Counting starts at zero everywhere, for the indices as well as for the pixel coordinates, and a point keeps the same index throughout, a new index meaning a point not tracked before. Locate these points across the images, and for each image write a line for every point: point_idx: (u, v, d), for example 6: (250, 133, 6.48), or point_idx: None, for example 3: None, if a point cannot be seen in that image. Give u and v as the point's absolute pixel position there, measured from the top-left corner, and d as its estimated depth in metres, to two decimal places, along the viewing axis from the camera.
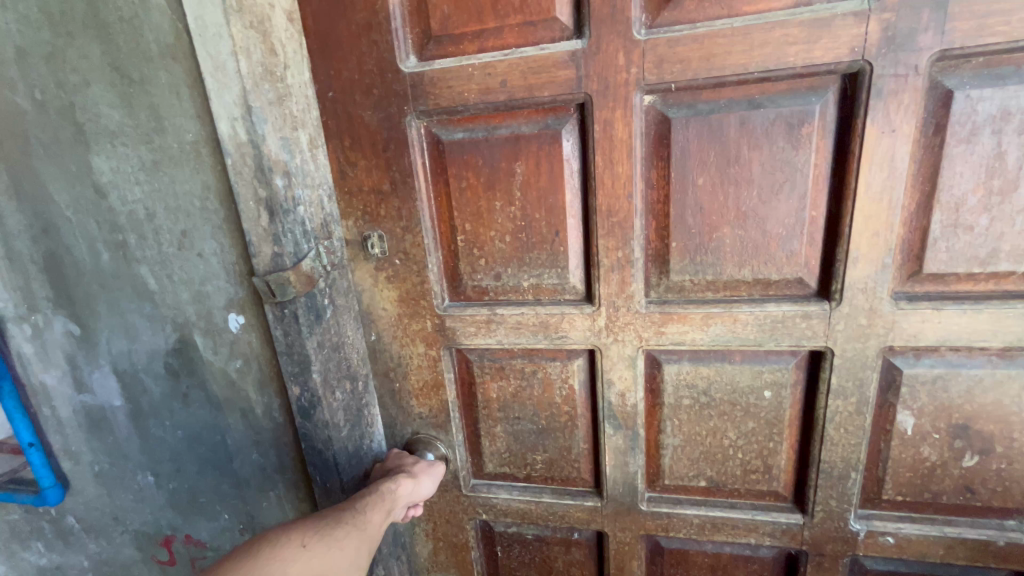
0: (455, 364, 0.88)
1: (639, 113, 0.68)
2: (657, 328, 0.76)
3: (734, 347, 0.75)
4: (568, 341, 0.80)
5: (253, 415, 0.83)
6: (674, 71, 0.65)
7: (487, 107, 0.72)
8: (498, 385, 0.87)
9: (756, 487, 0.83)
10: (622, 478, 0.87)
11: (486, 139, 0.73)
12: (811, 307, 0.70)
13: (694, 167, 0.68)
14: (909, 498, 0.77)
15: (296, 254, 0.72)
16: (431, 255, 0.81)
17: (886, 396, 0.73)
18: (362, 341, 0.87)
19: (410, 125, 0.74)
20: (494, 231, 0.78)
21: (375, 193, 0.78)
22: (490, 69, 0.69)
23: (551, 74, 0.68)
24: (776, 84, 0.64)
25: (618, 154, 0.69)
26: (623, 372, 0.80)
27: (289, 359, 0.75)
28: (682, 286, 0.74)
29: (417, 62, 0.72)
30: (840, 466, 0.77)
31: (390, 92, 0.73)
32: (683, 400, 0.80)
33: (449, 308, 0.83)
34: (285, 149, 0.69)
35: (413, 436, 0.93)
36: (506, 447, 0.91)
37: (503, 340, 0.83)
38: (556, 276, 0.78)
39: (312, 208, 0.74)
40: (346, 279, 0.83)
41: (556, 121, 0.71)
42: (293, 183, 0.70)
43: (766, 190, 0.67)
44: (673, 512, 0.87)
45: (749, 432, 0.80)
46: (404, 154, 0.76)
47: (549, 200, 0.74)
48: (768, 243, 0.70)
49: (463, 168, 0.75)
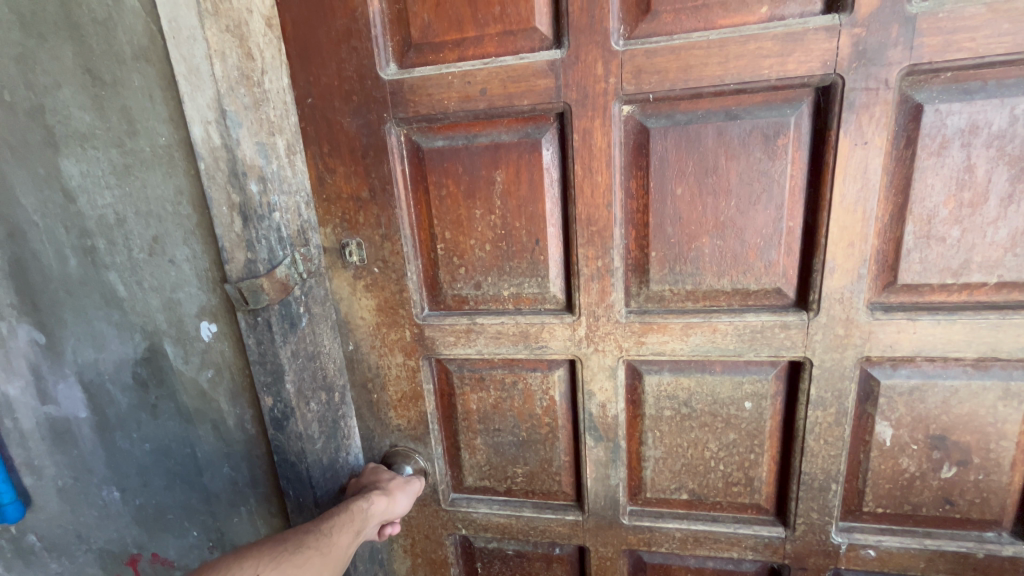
0: (434, 374, 0.86)
1: (618, 123, 0.68)
2: (637, 339, 0.76)
3: (714, 358, 0.75)
4: (548, 351, 0.79)
5: (225, 428, 0.81)
6: (651, 82, 0.65)
7: (467, 115, 0.71)
8: (478, 396, 0.85)
9: (738, 499, 0.82)
10: (603, 491, 0.86)
11: (466, 147, 0.73)
12: (790, 317, 0.70)
13: (672, 178, 0.69)
14: (889, 509, 0.77)
15: (271, 260, 0.70)
16: (411, 263, 0.80)
17: (864, 406, 0.73)
18: (339, 351, 0.86)
19: (389, 132, 0.74)
20: (474, 239, 0.77)
21: (354, 200, 0.78)
22: (470, 77, 0.69)
23: (530, 83, 0.68)
24: (752, 96, 0.64)
25: (598, 163, 0.69)
26: (604, 383, 0.79)
27: (260, 368, 0.73)
28: (662, 296, 0.74)
29: (397, 70, 0.72)
30: (821, 478, 0.76)
31: (369, 98, 0.73)
32: (664, 411, 0.80)
33: (428, 317, 0.82)
34: (261, 154, 0.68)
35: (391, 449, 0.91)
36: (486, 459, 0.89)
37: (483, 349, 0.81)
38: (536, 284, 0.77)
39: (289, 214, 0.73)
40: (323, 287, 0.82)
41: (536, 129, 0.71)
42: (268, 189, 0.69)
43: (744, 200, 0.68)
44: (655, 526, 0.85)
45: (730, 443, 0.79)
46: (383, 162, 0.75)
47: (529, 209, 0.74)
48: (746, 253, 0.70)
49: (443, 175, 0.75)
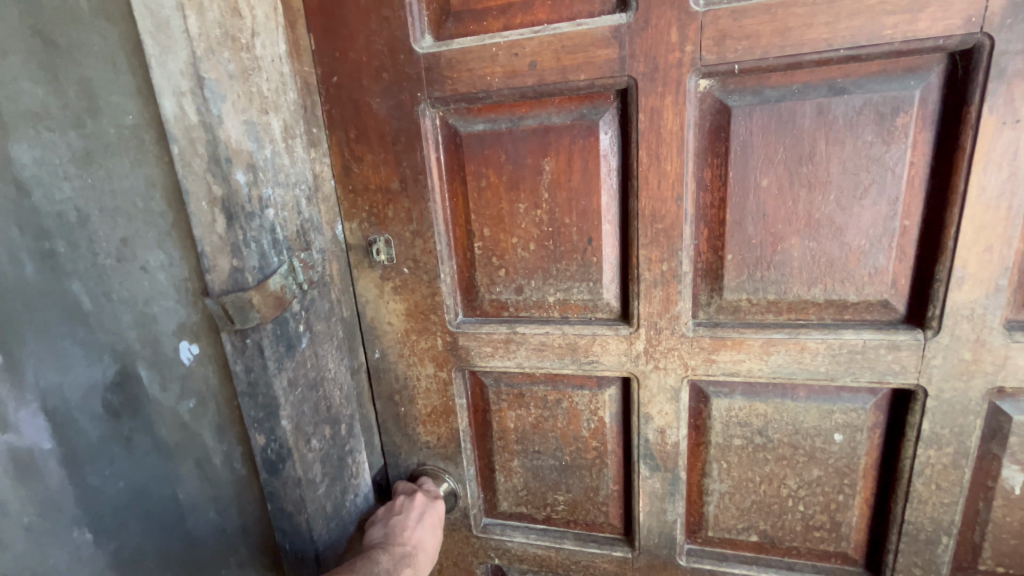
0: (468, 388, 0.77)
1: (693, 100, 0.57)
2: (706, 356, 0.65)
3: (799, 381, 0.63)
4: (599, 367, 0.69)
5: (210, 468, 0.67)
6: (738, 49, 0.54)
7: (512, 93, 0.62)
8: (516, 414, 0.76)
9: (820, 546, 0.70)
10: (658, 527, 0.75)
11: (510, 131, 0.64)
12: (900, 336, 0.58)
13: (757, 167, 0.58)
14: (1012, 569, 0.64)
15: (262, 269, 0.59)
16: (444, 264, 0.71)
17: (989, 445, 0.61)
18: (346, 376, 0.76)
19: (423, 114, 0.65)
20: (516, 237, 0.68)
21: (382, 192, 0.69)
22: (517, 48, 0.59)
23: (588, 54, 0.58)
24: (865, 65, 0.52)
25: (666, 149, 0.58)
26: (664, 406, 0.68)
27: (251, 402, 0.62)
28: (738, 306, 0.63)
29: (434, 42, 0.63)
30: (929, 530, 0.64)
31: (402, 75, 0.64)
32: (734, 439, 0.69)
33: (462, 325, 0.73)
34: (250, 137, 0.57)
35: (418, 467, 0.83)
36: (523, 484, 0.80)
37: (524, 362, 0.72)
38: (587, 290, 0.67)
39: (286, 213, 0.62)
40: (328, 300, 0.71)
41: (593, 110, 0.61)
42: (258, 179, 0.58)
43: (846, 194, 0.56)
44: (717, 570, 0.74)
45: (814, 480, 0.67)
46: (416, 148, 0.66)
47: (582, 203, 0.64)
48: (846, 257, 0.58)
49: (483, 164, 0.66)
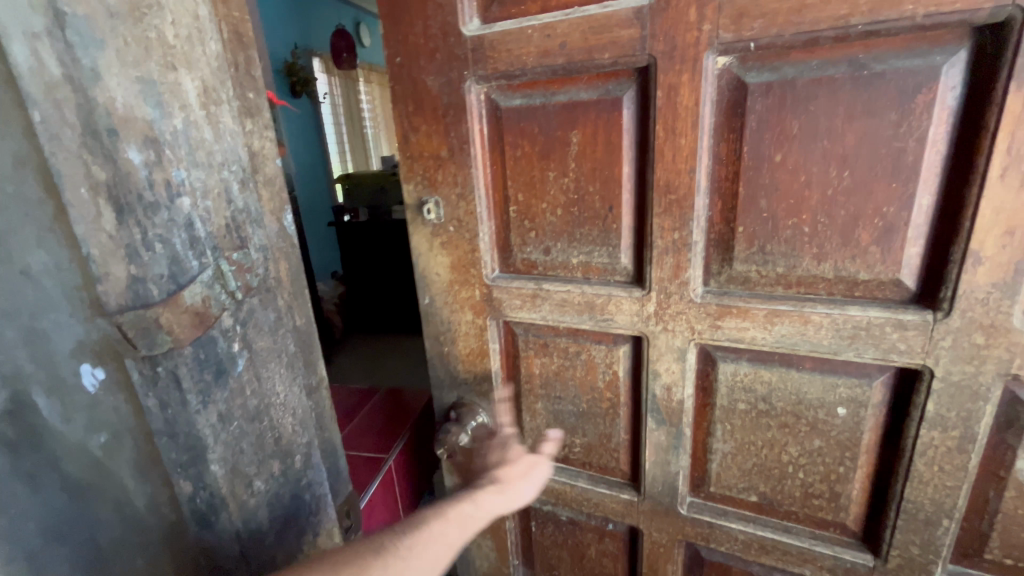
0: (501, 335, 0.88)
1: (710, 78, 0.60)
2: (713, 321, 0.69)
3: (803, 353, 0.65)
4: (613, 324, 0.76)
5: (133, 515, 0.54)
6: (754, 27, 0.56)
7: (545, 70, 0.68)
8: (541, 361, 0.86)
9: (818, 514, 0.73)
10: (662, 477, 0.81)
11: (543, 106, 0.71)
12: (908, 315, 0.58)
13: (772, 143, 0.60)
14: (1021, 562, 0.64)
15: (174, 277, 0.50)
16: (483, 224, 0.81)
17: (1004, 435, 0.60)
18: (299, 400, 0.67)
19: (469, 90, 0.74)
20: (546, 203, 0.75)
21: (433, 159, 0.80)
22: (550, 29, 0.66)
23: (613, 34, 0.63)
24: (888, 40, 0.52)
25: (682, 124, 0.62)
26: (671, 365, 0.74)
27: (172, 444, 0.54)
28: (748, 277, 0.66)
29: (480, 25, 0.71)
30: (930, 510, 0.65)
31: (452, 56, 0.73)
32: (738, 404, 0.73)
33: (497, 279, 0.83)
34: (149, 101, 0.47)
35: (457, 401, 0.95)
36: (546, 425, 0.90)
37: (548, 316, 0.81)
38: (606, 254, 0.74)
39: (207, 202, 0.52)
40: (273, 310, 0.62)
41: (617, 87, 0.66)
42: (162, 158, 0.48)
43: (861, 171, 0.57)
44: (716, 523, 0.80)
45: (815, 450, 0.70)
46: (462, 121, 0.76)
47: (605, 173, 0.70)
48: (859, 235, 0.59)
49: (519, 136, 0.74)
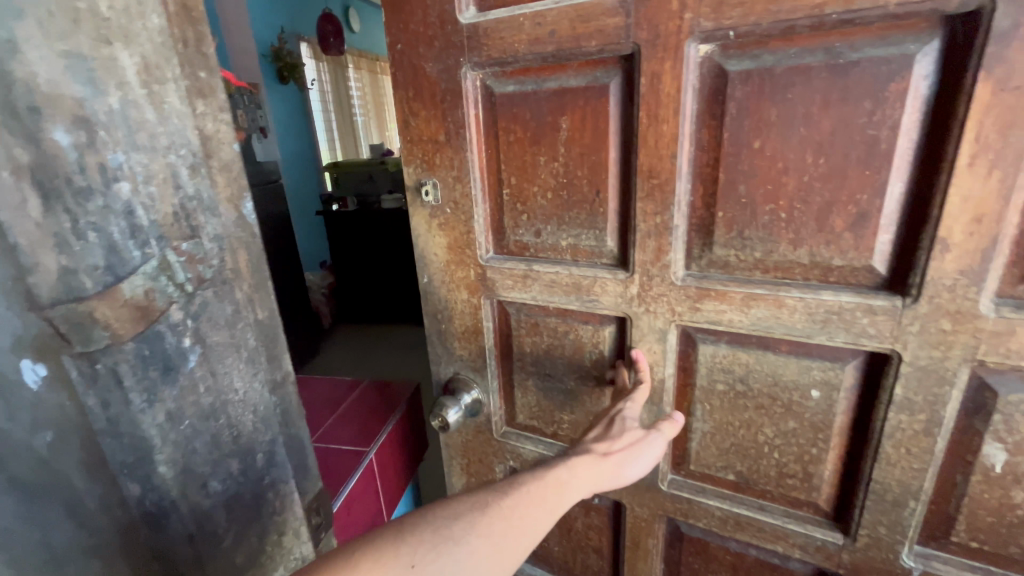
0: (495, 314, 0.92)
1: (692, 65, 0.62)
2: (692, 304, 0.71)
3: (778, 336, 0.67)
4: (599, 305, 0.79)
5: (86, 514, 0.48)
6: (733, 16, 0.57)
7: (536, 57, 0.71)
8: (532, 339, 0.89)
9: (792, 494, 0.76)
10: None
11: (535, 92, 0.73)
12: (877, 301, 0.60)
13: (751, 130, 0.61)
14: (986, 546, 0.66)
15: (111, 267, 0.44)
16: (478, 206, 0.84)
17: (971, 421, 0.61)
18: (262, 397, 0.62)
19: (466, 76, 0.77)
20: (537, 186, 0.78)
21: (431, 143, 0.83)
22: (541, 18, 0.68)
23: (599, 23, 0.65)
24: (863, 28, 0.53)
25: (665, 111, 0.64)
26: (653, 345, 0.77)
27: (117, 445, 0.49)
28: (727, 261, 0.68)
29: (475, 13, 0.74)
30: (897, 492, 0.67)
31: (449, 43, 0.76)
32: (717, 384, 0.75)
33: (491, 260, 0.87)
34: (77, 77, 0.41)
35: (453, 376, 1.00)
36: (536, 401, 0.94)
37: (538, 296, 0.84)
38: (594, 237, 0.77)
39: (151, 187, 0.47)
40: (230, 302, 0.56)
41: (604, 74, 0.68)
42: (95, 140, 0.42)
43: (836, 159, 0.58)
44: (695, 499, 0.83)
45: (789, 432, 0.72)
46: (459, 106, 0.79)
47: (592, 158, 0.72)
48: (833, 221, 0.60)
49: (512, 121, 0.77)
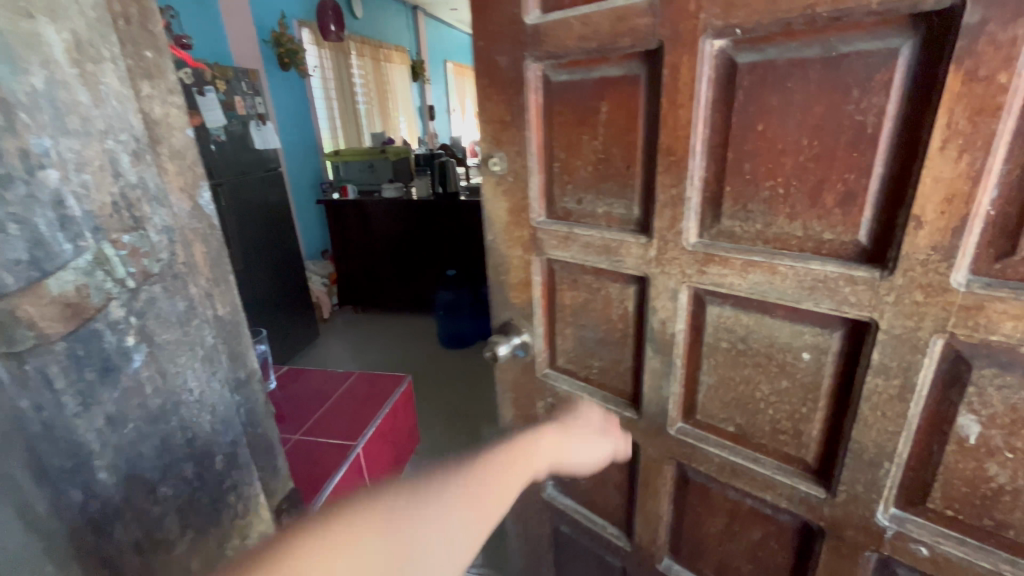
0: (543, 270, 1.04)
1: (707, 58, 0.71)
2: (699, 267, 0.81)
3: (773, 300, 0.76)
4: (624, 265, 0.90)
5: (33, 519, 0.64)
6: (740, 16, 0.66)
7: (584, 51, 0.82)
8: (572, 293, 1.02)
9: (783, 448, 0.85)
10: (657, 400, 0.96)
11: (582, 81, 0.85)
12: (859, 271, 0.67)
13: (756, 114, 0.70)
14: (961, 516, 0.70)
15: (33, 259, 0.61)
16: (533, 177, 0.97)
17: (949, 392, 0.67)
18: (216, 396, 0.93)
19: (528, 66, 0.90)
20: (581, 161, 0.90)
21: (498, 122, 0.97)
22: (587, 19, 0.80)
23: (630, 22, 0.76)
24: (853, 25, 0.60)
25: (681, 97, 0.74)
26: (666, 303, 0.87)
27: (51, 451, 0.66)
28: (733, 232, 0.77)
29: (539, 15, 0.86)
30: (873, 452, 0.74)
31: (513, 37, 0.90)
32: (721, 342, 0.85)
33: (541, 223, 0.99)
34: (1, 60, 0.57)
35: (506, 320, 1.14)
36: (572, 347, 1.07)
37: (576, 255, 0.96)
38: (624, 206, 0.88)
39: (84, 176, 0.67)
40: (183, 300, 0.85)
41: (636, 65, 0.79)
42: (15, 124, 0.59)
43: (828, 141, 0.66)
44: (697, 446, 0.94)
45: (782, 389, 0.81)
46: (521, 92, 0.92)
47: (628, 137, 0.83)
48: (826, 197, 0.68)
49: (563, 104, 0.89)
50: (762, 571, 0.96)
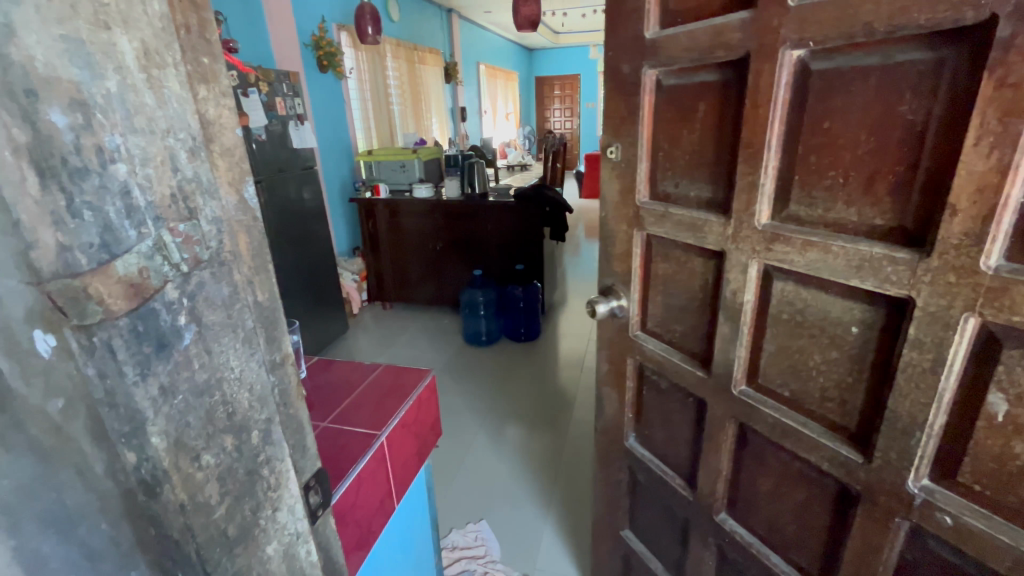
0: (642, 244, 1.25)
1: (786, 66, 0.84)
2: (766, 245, 0.95)
3: (826, 277, 0.87)
4: (706, 241, 1.07)
5: (92, 479, 0.60)
6: (812, 31, 0.79)
7: (688, 60, 1.01)
8: (663, 265, 1.22)
9: (830, 413, 0.96)
10: (725, 361, 1.11)
11: (687, 85, 1.05)
12: (900, 252, 0.77)
13: (824, 113, 0.83)
14: (988, 491, 0.77)
15: (105, 246, 0.51)
16: (640, 165, 1.18)
17: (980, 369, 0.74)
18: (257, 373, 0.72)
19: (644, 73, 1.11)
20: (681, 151, 1.10)
21: (618, 118, 1.20)
22: (692, 34, 0.98)
23: (724, 38, 0.92)
24: (907, 40, 0.71)
25: (762, 100, 0.89)
26: (738, 275, 1.02)
27: (112, 414, 0.56)
28: (799, 216, 0.90)
29: (657, 30, 1.06)
30: (906, 422, 0.82)
31: (634, 48, 1.11)
32: (783, 314, 0.98)
33: (644, 203, 1.19)
34: (76, 61, 0.47)
35: (609, 286, 1.37)
36: (660, 312, 1.27)
37: (670, 231, 1.15)
38: (712, 191, 1.06)
39: (148, 170, 0.54)
40: (227, 285, 0.66)
41: (729, 72, 0.95)
42: (92, 122, 0.49)
43: (883, 138, 0.78)
44: (755, 407, 1.07)
45: (832, 360, 0.93)
46: (637, 94, 1.13)
47: (720, 132, 1.01)
48: (878, 186, 0.79)
49: (670, 104, 1.09)
50: (805, 531, 1.07)
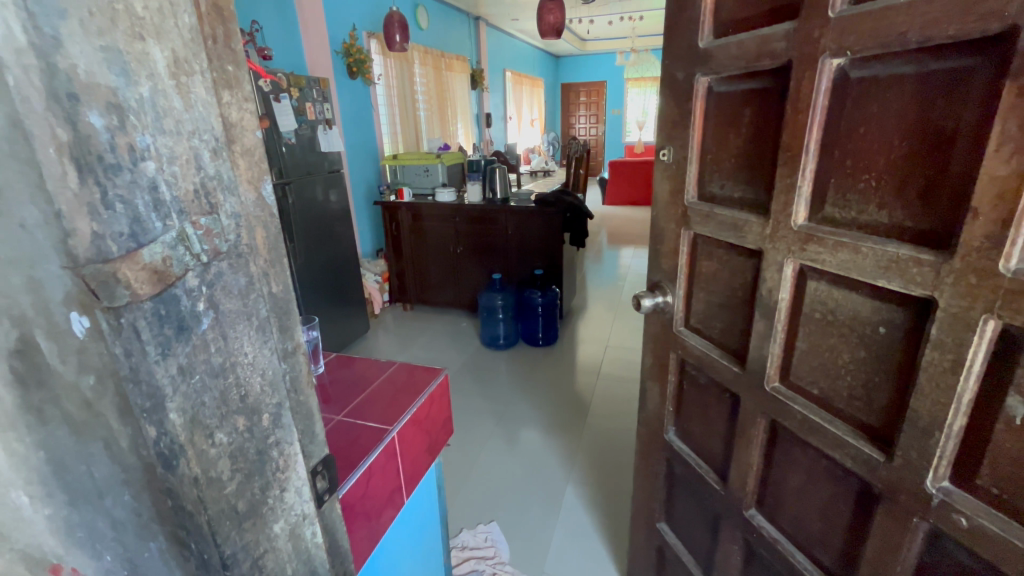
0: (689, 242, 1.31)
1: (825, 73, 0.88)
2: (800, 245, 0.99)
3: (856, 277, 0.91)
4: (745, 241, 1.12)
5: (118, 452, 0.59)
6: (849, 41, 0.83)
7: (736, 68, 1.07)
8: (707, 263, 1.28)
9: (857, 412, 0.98)
10: (759, 356, 1.15)
11: (734, 91, 1.10)
12: (925, 254, 0.80)
13: (862, 118, 0.87)
14: (1009, 496, 0.78)
15: (133, 236, 0.52)
16: (689, 166, 1.24)
17: (1000, 371, 0.75)
18: (270, 360, 0.73)
19: (697, 80, 1.17)
20: (727, 154, 1.15)
21: (671, 122, 1.27)
22: (740, 43, 1.04)
23: (769, 47, 0.97)
24: (939, 49, 0.74)
25: (801, 105, 0.93)
26: (773, 274, 1.06)
27: (135, 391, 0.55)
28: (833, 218, 0.94)
29: (709, 40, 1.13)
30: (927, 421, 0.85)
31: (688, 57, 1.18)
32: (815, 313, 1.02)
33: (691, 202, 1.26)
34: (114, 68, 0.49)
35: (658, 282, 1.45)
36: (702, 308, 1.33)
37: (713, 231, 1.20)
38: (753, 192, 1.10)
39: (174, 166, 0.55)
40: (244, 275, 0.67)
41: (772, 79, 1.00)
42: (126, 123, 0.50)
43: (916, 143, 0.81)
44: (785, 403, 1.10)
45: (860, 359, 0.96)
46: (690, 100, 1.20)
47: (763, 136, 1.05)
48: (910, 189, 0.82)
49: (719, 109, 1.15)
50: (830, 529, 1.08)
